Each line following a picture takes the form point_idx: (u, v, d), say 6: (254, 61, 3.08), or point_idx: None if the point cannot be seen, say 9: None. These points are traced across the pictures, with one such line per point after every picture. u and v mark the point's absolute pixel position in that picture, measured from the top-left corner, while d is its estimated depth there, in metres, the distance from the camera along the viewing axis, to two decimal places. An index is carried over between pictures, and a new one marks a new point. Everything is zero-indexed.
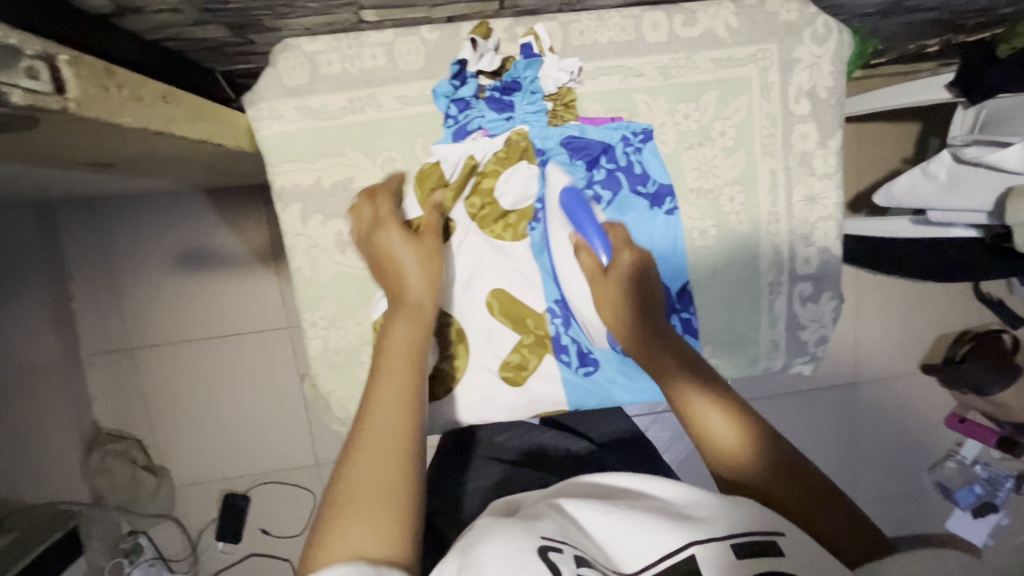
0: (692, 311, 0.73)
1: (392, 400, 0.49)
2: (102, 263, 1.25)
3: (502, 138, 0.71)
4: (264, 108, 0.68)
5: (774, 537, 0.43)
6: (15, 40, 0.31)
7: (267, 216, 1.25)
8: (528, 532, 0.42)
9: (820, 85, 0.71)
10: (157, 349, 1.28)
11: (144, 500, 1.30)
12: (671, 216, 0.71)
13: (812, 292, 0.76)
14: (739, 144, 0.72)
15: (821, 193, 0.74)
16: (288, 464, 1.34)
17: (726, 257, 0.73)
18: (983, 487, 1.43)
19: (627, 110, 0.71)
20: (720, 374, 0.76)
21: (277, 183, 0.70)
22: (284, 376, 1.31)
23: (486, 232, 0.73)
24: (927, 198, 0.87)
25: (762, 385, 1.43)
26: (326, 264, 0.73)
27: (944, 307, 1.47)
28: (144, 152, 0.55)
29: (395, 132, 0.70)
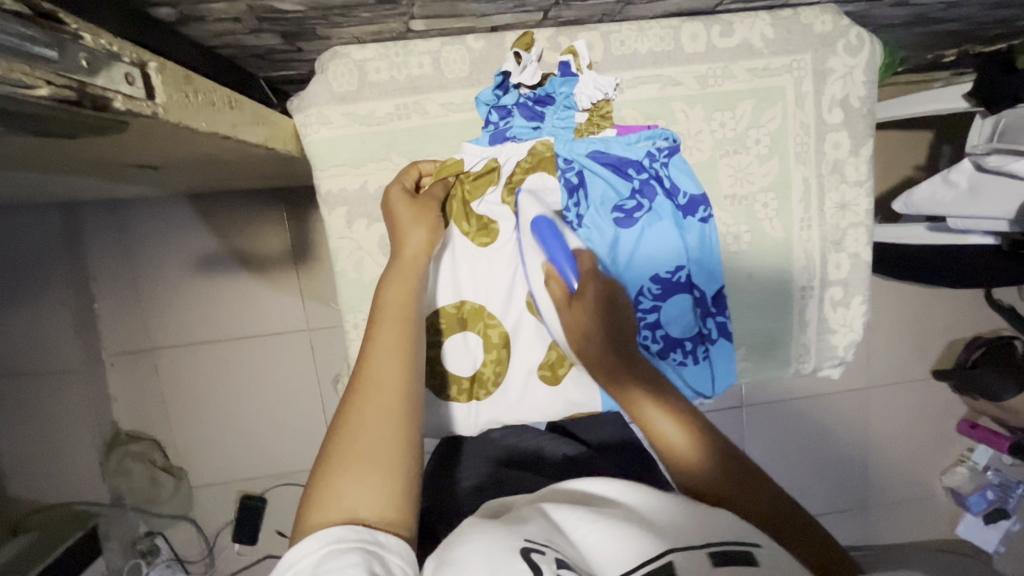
0: (728, 315, 0.74)
1: (388, 370, 0.50)
2: (125, 264, 1.26)
3: (527, 145, 0.71)
4: (313, 114, 0.70)
5: (752, 548, 0.40)
6: (116, 48, 0.35)
7: (289, 219, 1.26)
8: (513, 535, 0.41)
9: (853, 95, 0.73)
10: (178, 351, 1.29)
11: (162, 501, 1.31)
12: (706, 224, 0.72)
13: (842, 297, 0.78)
14: (774, 152, 0.74)
15: (852, 200, 0.76)
16: (306, 467, 1.34)
17: (760, 262, 0.75)
18: (995, 492, 1.44)
19: (664, 117, 0.72)
20: (751, 375, 0.78)
21: (323, 187, 0.72)
22: (304, 379, 1.32)
23: None
24: (947, 205, 0.88)
25: (777, 390, 1.44)
26: (369, 266, 0.74)
27: (960, 314, 1.47)
28: (198, 155, 0.56)
29: (439, 138, 0.72)
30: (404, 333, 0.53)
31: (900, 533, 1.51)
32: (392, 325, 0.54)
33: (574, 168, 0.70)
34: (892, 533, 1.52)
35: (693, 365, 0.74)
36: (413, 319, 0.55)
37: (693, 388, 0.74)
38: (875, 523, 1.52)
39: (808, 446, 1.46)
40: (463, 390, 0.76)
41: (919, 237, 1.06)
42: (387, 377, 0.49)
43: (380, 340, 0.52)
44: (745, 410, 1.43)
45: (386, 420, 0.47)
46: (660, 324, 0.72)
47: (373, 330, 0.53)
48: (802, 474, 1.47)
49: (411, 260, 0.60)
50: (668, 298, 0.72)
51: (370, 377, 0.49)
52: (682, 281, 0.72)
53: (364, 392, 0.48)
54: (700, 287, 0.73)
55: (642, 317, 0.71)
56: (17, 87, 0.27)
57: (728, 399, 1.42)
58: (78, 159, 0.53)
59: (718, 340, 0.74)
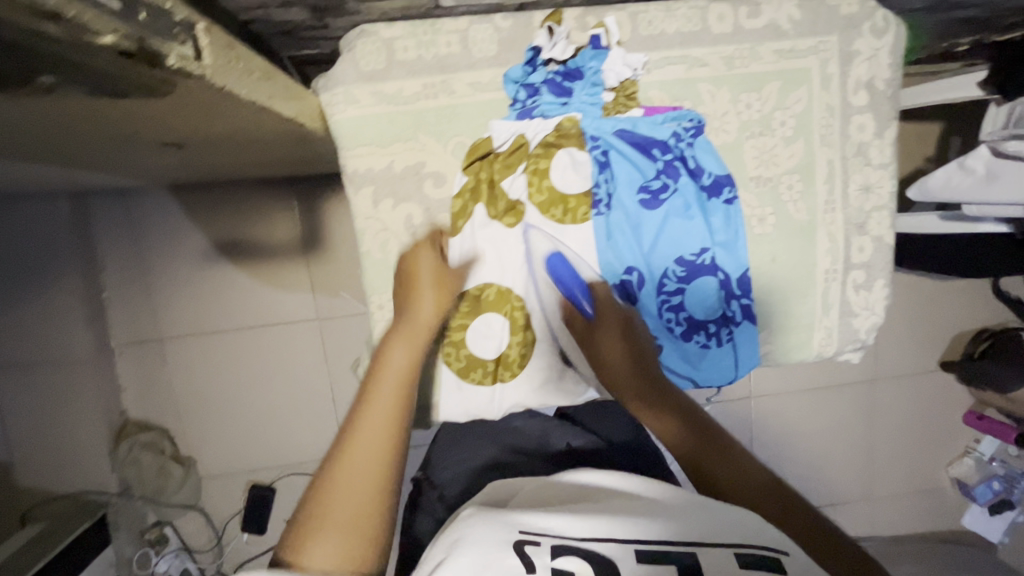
0: (752, 297, 0.74)
1: (373, 449, 0.48)
2: (132, 253, 1.25)
3: (554, 121, 0.72)
4: (340, 93, 0.69)
5: (780, 555, 0.44)
6: (170, 5, 0.35)
7: (299, 208, 1.25)
8: (510, 526, 0.47)
9: (878, 77, 0.73)
10: (186, 340, 1.28)
11: (170, 492, 1.29)
12: (731, 205, 0.73)
13: (865, 280, 0.78)
14: (800, 133, 0.74)
15: (876, 182, 0.76)
16: (315, 457, 1.34)
17: (784, 245, 0.75)
18: (1001, 483, 1.42)
19: (690, 99, 0.73)
20: (772, 358, 0.78)
21: (350, 167, 0.72)
22: (314, 369, 1.32)
23: (547, 217, 0.72)
24: (963, 192, 0.88)
25: (786, 380, 1.44)
26: (395, 248, 0.74)
27: (971, 306, 1.46)
28: (228, 132, 0.56)
29: (467, 118, 0.72)
30: (398, 405, 0.52)
31: (901, 525, 1.53)
32: (386, 394, 0.52)
33: (601, 147, 0.72)
34: (896, 524, 1.53)
35: (718, 348, 0.74)
36: (409, 388, 0.54)
37: (720, 369, 0.75)
38: (880, 514, 1.52)
39: (815, 439, 1.47)
40: (487, 374, 0.76)
41: (931, 227, 1.07)
42: (371, 453, 0.48)
43: (370, 410, 0.51)
44: (754, 401, 1.43)
45: (359, 501, 0.46)
46: (684, 306, 0.73)
47: (366, 394, 0.52)
48: (808, 465, 1.47)
49: (420, 325, 0.61)
50: (692, 281, 0.72)
51: (353, 452, 0.48)
52: (706, 264, 0.72)
53: (346, 464, 0.48)
54: (724, 269, 0.73)
55: (667, 299, 0.73)
56: (84, 32, 0.28)
57: (738, 390, 1.42)
58: (108, 131, 0.53)
59: (743, 323, 0.74)
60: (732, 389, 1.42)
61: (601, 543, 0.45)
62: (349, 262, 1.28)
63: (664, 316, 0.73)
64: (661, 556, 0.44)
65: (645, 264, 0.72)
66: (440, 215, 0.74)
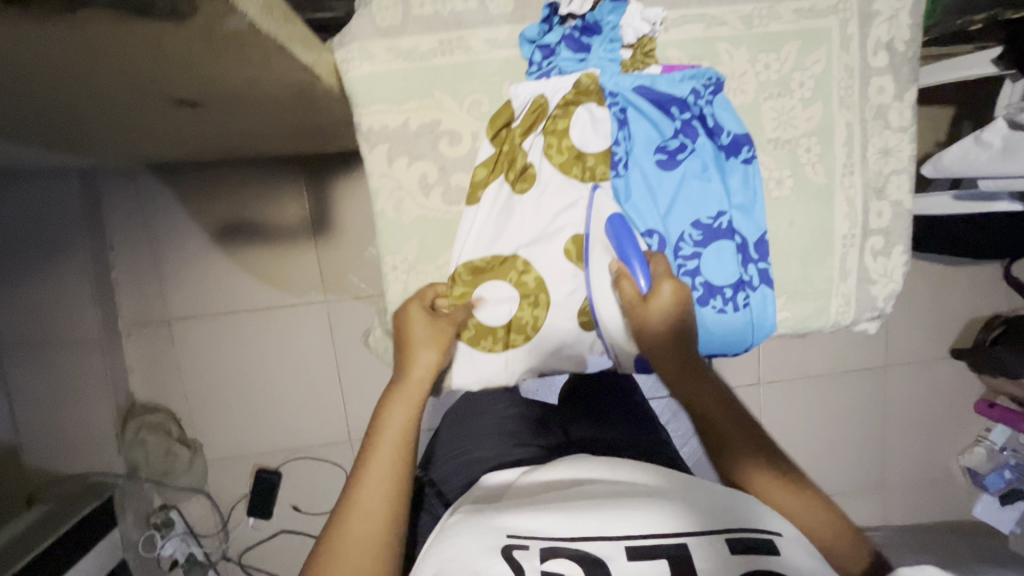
0: (769, 261, 0.75)
1: (372, 521, 0.53)
2: (141, 233, 1.25)
3: (572, 78, 0.73)
4: (355, 49, 0.70)
5: (771, 536, 0.47)
6: None
7: (308, 190, 1.25)
8: (497, 532, 0.48)
9: (898, 38, 0.73)
10: (194, 323, 1.28)
11: (177, 474, 1.30)
12: (749, 164, 0.74)
13: (883, 246, 0.77)
14: (818, 95, 0.74)
15: (896, 146, 0.75)
16: (321, 441, 1.34)
17: (803, 210, 0.75)
18: (1013, 472, 1.41)
19: (708, 58, 0.73)
20: (788, 326, 0.77)
21: (364, 124, 0.72)
22: (320, 352, 1.31)
23: (569, 176, 0.74)
24: (980, 167, 0.87)
25: (797, 365, 1.43)
26: (410, 207, 0.75)
27: (987, 292, 1.43)
28: (244, 83, 0.58)
29: (483, 75, 0.73)
30: (397, 466, 0.57)
31: (909, 516, 1.52)
32: (385, 455, 0.58)
33: (619, 103, 0.73)
34: (906, 513, 1.52)
35: (734, 312, 0.73)
36: (407, 447, 0.59)
37: (737, 334, 0.73)
38: (889, 503, 1.51)
39: (823, 427, 1.46)
40: (497, 341, 0.75)
41: (944, 207, 1.05)
42: (374, 510, 0.54)
43: (370, 472, 0.56)
44: (763, 387, 1.42)
45: (364, 555, 0.51)
46: (700, 271, 0.72)
47: (367, 457, 0.58)
48: (815, 454, 1.47)
49: (417, 381, 0.64)
50: (709, 244, 0.73)
51: (356, 515, 0.53)
52: (723, 227, 0.73)
53: (352, 521, 0.53)
54: (741, 232, 0.74)
55: (683, 264, 0.73)
56: None
57: (747, 375, 1.41)
58: (127, 80, 0.55)
59: (759, 287, 0.75)
60: (741, 374, 1.42)
61: (593, 543, 0.46)
62: (357, 243, 1.28)
63: (680, 280, 0.72)
64: (653, 551, 0.45)
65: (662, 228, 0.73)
66: (454, 173, 0.75)
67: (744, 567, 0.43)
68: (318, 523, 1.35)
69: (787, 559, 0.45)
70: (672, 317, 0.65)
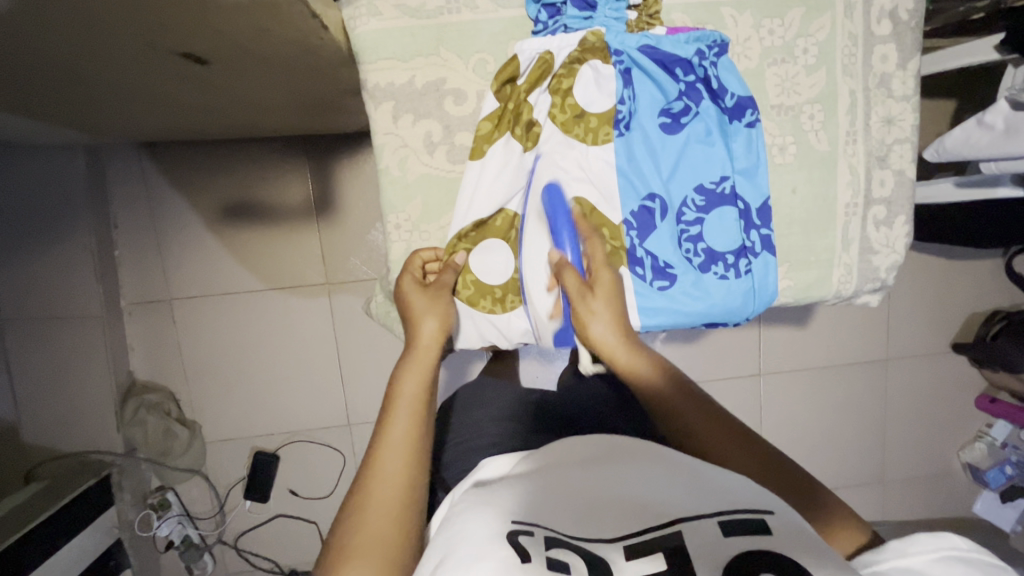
0: (771, 228, 0.76)
1: (396, 478, 0.53)
2: (145, 210, 1.26)
3: (578, 36, 0.74)
4: (363, 5, 0.71)
5: (765, 515, 0.46)
6: None
7: (312, 171, 1.26)
8: (501, 518, 0.46)
9: (901, 7, 0.74)
10: (195, 302, 1.28)
11: (177, 455, 1.28)
12: (753, 128, 0.75)
13: (885, 216, 0.79)
14: (821, 62, 0.76)
15: (898, 114, 0.77)
16: (320, 424, 1.34)
17: (805, 176, 0.77)
18: (1014, 468, 1.39)
19: (713, 23, 0.75)
20: (788, 293, 0.79)
21: (370, 81, 0.73)
22: (321, 334, 1.31)
23: (570, 135, 0.74)
24: (982, 148, 0.87)
25: (799, 356, 1.42)
26: (414, 165, 0.77)
27: (989, 285, 1.43)
28: (249, 33, 0.59)
29: (489, 35, 0.74)
30: (416, 430, 0.58)
31: (909, 512, 1.52)
32: (403, 420, 0.58)
33: (624, 61, 0.74)
34: (905, 509, 1.52)
35: (736, 279, 0.75)
36: (423, 412, 0.60)
37: (740, 300, 0.75)
38: (890, 498, 1.51)
39: (824, 418, 1.45)
40: (495, 302, 0.78)
41: (946, 194, 1.05)
42: (393, 471, 0.54)
43: (390, 437, 0.56)
44: (764, 377, 1.42)
45: (390, 518, 0.51)
46: (702, 237, 0.75)
47: (385, 423, 0.58)
48: (815, 446, 1.46)
49: (428, 346, 0.66)
50: (712, 210, 0.75)
51: (379, 474, 0.53)
52: (726, 192, 0.75)
53: (375, 483, 0.53)
54: (744, 198, 0.76)
55: (685, 229, 0.75)
56: None
57: (748, 365, 1.41)
58: (135, 31, 0.55)
59: (762, 254, 0.76)
60: (742, 365, 1.41)
61: (591, 543, 0.45)
62: (359, 225, 1.28)
63: (682, 246, 0.75)
64: (650, 547, 0.44)
65: (665, 192, 0.75)
66: (459, 133, 0.77)
67: (735, 552, 0.42)
68: (315, 507, 1.35)
69: (783, 539, 0.43)
70: (613, 313, 0.67)
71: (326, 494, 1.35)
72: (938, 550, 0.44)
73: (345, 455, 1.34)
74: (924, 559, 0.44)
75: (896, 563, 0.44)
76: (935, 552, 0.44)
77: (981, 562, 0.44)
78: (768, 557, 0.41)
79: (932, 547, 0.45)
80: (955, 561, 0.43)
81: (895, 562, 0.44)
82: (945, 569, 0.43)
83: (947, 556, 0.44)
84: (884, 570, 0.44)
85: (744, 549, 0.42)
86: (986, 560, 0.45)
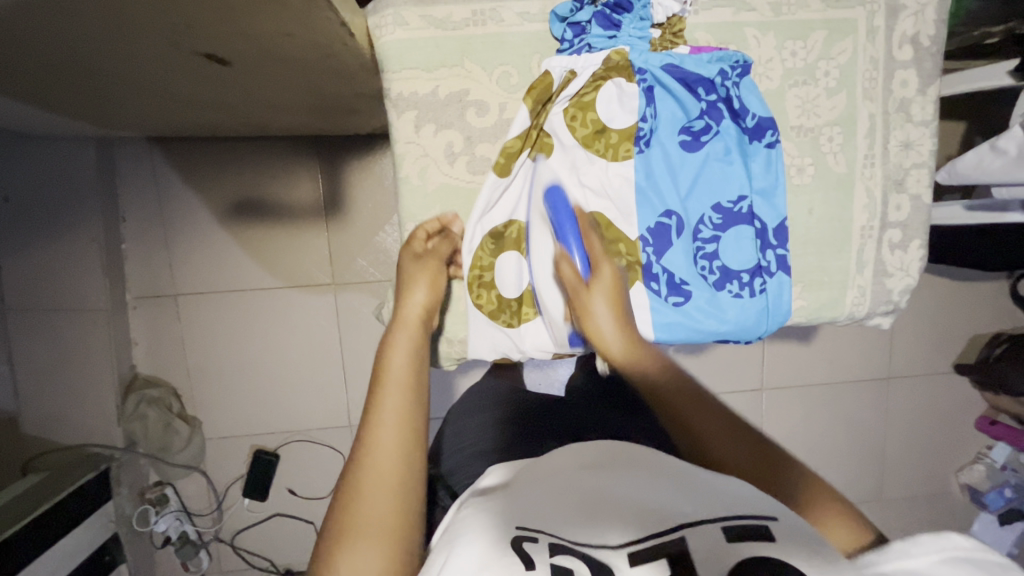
0: (788, 248, 0.76)
1: (391, 453, 0.54)
2: (154, 204, 1.26)
3: (602, 55, 0.74)
4: (390, 14, 0.71)
5: (767, 522, 0.45)
6: None
7: (322, 171, 1.25)
8: (506, 527, 0.46)
9: (923, 33, 0.75)
10: (200, 298, 1.28)
11: (175, 451, 1.29)
12: (773, 148, 0.75)
13: (900, 239, 0.79)
14: (842, 85, 0.76)
15: (917, 140, 0.78)
16: (322, 424, 1.33)
17: (822, 198, 0.78)
18: (1013, 491, 1.39)
19: (736, 42, 0.75)
20: (801, 314, 0.79)
21: (394, 90, 0.74)
22: (325, 335, 1.31)
23: (590, 151, 0.75)
24: (996, 173, 0.87)
25: (802, 372, 1.42)
26: (434, 174, 0.77)
27: (993, 307, 1.43)
28: (276, 36, 0.60)
29: (513, 48, 0.74)
30: (407, 402, 0.58)
31: (906, 530, 1.52)
32: (394, 392, 0.58)
33: (648, 79, 0.74)
34: (901, 528, 1.52)
35: (751, 298, 0.75)
36: (415, 385, 0.60)
37: (753, 319, 0.75)
38: (887, 516, 1.51)
39: (824, 435, 1.45)
40: (513, 314, 0.78)
41: (956, 217, 1.05)
42: (389, 447, 0.54)
43: (381, 409, 0.57)
44: (766, 391, 1.42)
45: (387, 497, 0.51)
46: (718, 254, 0.75)
47: (375, 399, 0.58)
48: (813, 462, 1.46)
49: (413, 319, 0.68)
50: (728, 228, 0.75)
51: (374, 451, 0.53)
52: (743, 212, 0.75)
53: (370, 461, 0.53)
54: (761, 217, 0.76)
55: (701, 246, 0.76)
56: None
57: (751, 379, 1.41)
58: (162, 30, 0.56)
59: (777, 273, 0.76)
60: (744, 379, 1.41)
61: (599, 543, 0.44)
62: (368, 227, 1.28)
63: (698, 263, 0.76)
64: (654, 552, 0.43)
65: (683, 210, 0.75)
66: (479, 144, 0.77)
67: (742, 555, 0.41)
68: (312, 507, 1.35)
69: (786, 544, 0.43)
70: (611, 306, 0.69)
71: (324, 495, 1.35)
72: (940, 550, 0.44)
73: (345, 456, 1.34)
74: (928, 560, 0.43)
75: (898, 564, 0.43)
76: (938, 553, 0.44)
77: (985, 561, 0.44)
78: (772, 562, 0.41)
79: (934, 547, 0.44)
80: (960, 561, 0.43)
81: (898, 562, 0.43)
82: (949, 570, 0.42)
83: (951, 557, 0.43)
84: (889, 570, 0.42)
85: (745, 554, 0.42)
86: (988, 559, 0.44)
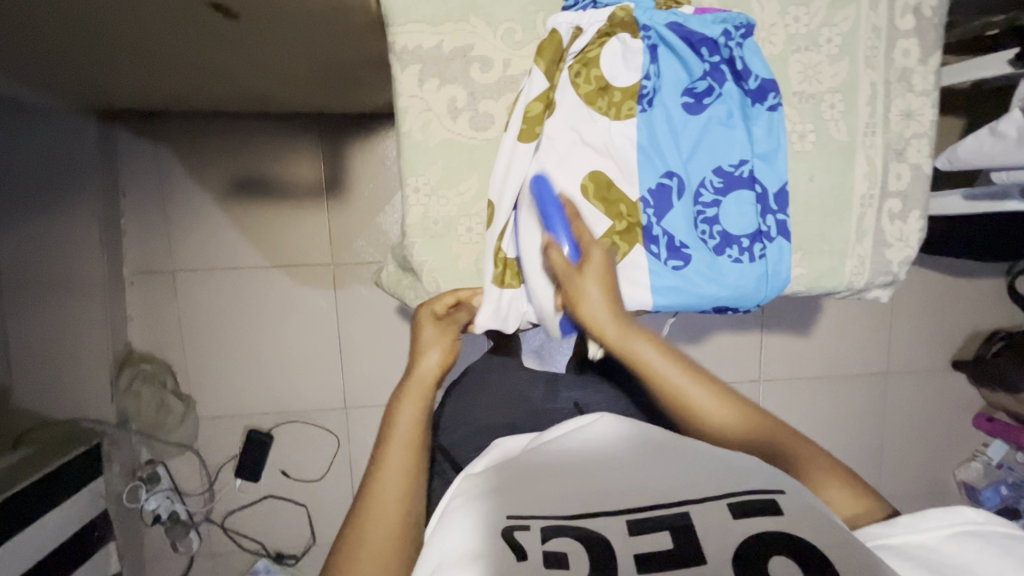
0: (787, 214, 0.77)
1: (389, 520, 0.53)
2: (154, 182, 1.25)
3: (607, 12, 0.74)
4: None
5: (775, 495, 0.45)
6: None
7: (323, 152, 1.26)
8: (497, 511, 0.45)
9: (925, 3, 0.76)
10: (197, 276, 1.27)
11: (169, 428, 1.29)
12: (774, 112, 0.76)
13: (901, 210, 0.80)
14: (844, 52, 0.77)
15: (917, 109, 0.79)
16: (315, 406, 1.32)
17: (823, 163, 0.78)
18: (1008, 488, 1.39)
19: (740, 7, 0.76)
20: (800, 281, 0.79)
21: (398, 43, 0.73)
22: (322, 315, 1.30)
23: (594, 108, 0.75)
24: (996, 156, 0.86)
25: (799, 363, 1.42)
26: (436, 130, 0.77)
27: (991, 303, 1.44)
28: None
29: (519, 5, 0.76)
30: (410, 463, 0.57)
31: None
32: (389, 489, 0.55)
33: (652, 37, 0.75)
34: None
35: (750, 263, 0.76)
36: (417, 446, 0.59)
37: (752, 285, 0.76)
38: None
39: (820, 428, 1.45)
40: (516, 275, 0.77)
41: (956, 204, 1.05)
42: (391, 506, 0.54)
43: (374, 517, 0.53)
44: (762, 383, 1.41)
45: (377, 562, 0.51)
46: (719, 219, 0.75)
47: (379, 457, 0.58)
48: None
49: (424, 385, 0.65)
50: (729, 192, 0.75)
51: (376, 506, 0.54)
52: (744, 176, 0.76)
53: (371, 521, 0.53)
54: (762, 181, 0.76)
55: (702, 211, 0.76)
56: None
57: (748, 370, 1.41)
58: None
59: (777, 239, 0.76)
60: (742, 370, 1.40)
61: (594, 520, 0.43)
62: (369, 206, 1.28)
63: (698, 228, 0.76)
64: (656, 525, 0.43)
65: (684, 171, 0.75)
66: (482, 100, 0.77)
67: (741, 536, 0.42)
68: (304, 489, 1.34)
69: (791, 520, 0.42)
70: (602, 285, 0.69)
71: (317, 478, 1.34)
72: (950, 525, 0.49)
73: (339, 438, 1.33)
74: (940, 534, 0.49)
75: (909, 538, 0.49)
76: (951, 527, 0.49)
77: (995, 533, 0.49)
78: (776, 537, 0.41)
79: (943, 522, 0.50)
80: (968, 534, 0.49)
81: (908, 537, 0.49)
82: (956, 543, 0.48)
83: (959, 532, 0.49)
84: (896, 542, 0.49)
85: (752, 530, 0.42)
86: (1000, 531, 0.49)
